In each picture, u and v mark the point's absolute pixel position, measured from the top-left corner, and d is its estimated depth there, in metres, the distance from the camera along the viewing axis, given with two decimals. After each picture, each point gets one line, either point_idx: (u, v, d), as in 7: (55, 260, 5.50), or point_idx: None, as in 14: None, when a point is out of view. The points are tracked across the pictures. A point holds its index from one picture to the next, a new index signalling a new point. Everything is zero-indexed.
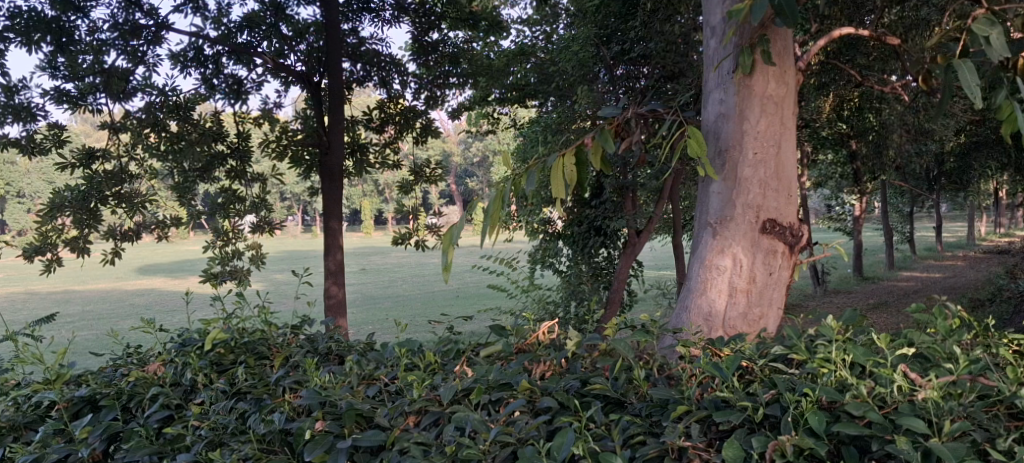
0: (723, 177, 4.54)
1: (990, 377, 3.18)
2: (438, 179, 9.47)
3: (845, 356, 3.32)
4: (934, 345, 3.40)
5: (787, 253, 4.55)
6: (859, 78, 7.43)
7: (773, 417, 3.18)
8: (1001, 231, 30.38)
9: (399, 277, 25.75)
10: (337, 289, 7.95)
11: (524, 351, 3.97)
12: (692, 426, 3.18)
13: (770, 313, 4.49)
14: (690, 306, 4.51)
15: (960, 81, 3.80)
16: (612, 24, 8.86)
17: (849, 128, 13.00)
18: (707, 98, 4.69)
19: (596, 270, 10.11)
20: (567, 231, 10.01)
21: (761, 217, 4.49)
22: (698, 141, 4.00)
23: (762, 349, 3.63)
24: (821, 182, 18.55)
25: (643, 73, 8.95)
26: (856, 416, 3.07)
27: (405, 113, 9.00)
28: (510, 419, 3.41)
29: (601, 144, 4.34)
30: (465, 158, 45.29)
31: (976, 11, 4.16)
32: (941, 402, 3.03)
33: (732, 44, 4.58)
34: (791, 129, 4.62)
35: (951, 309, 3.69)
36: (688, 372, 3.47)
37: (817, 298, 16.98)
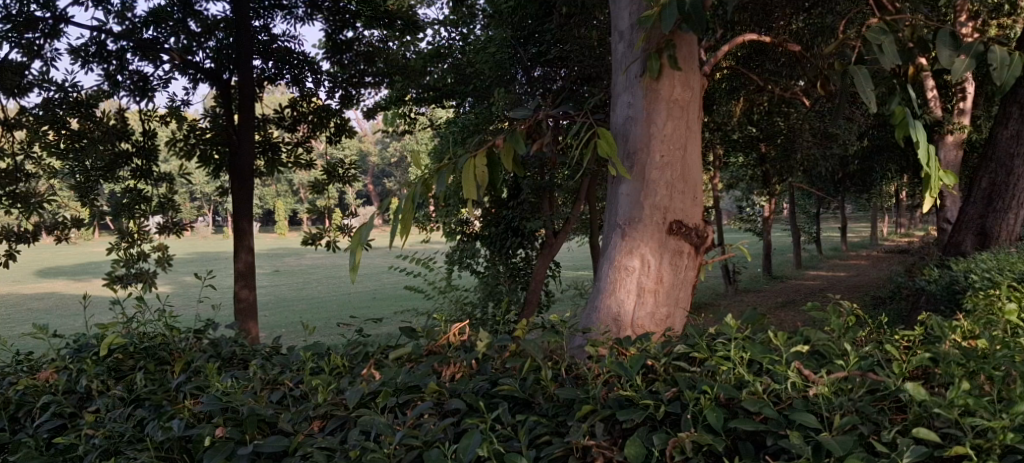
0: (632, 179, 4.61)
1: (878, 373, 3.30)
2: (352, 179, 9.38)
3: (743, 354, 3.42)
4: (829, 343, 3.53)
5: (693, 253, 4.65)
6: (765, 84, 7.64)
7: (674, 415, 3.25)
8: (902, 231, 31.55)
9: (314, 279, 25.41)
10: (247, 292, 7.84)
11: (435, 353, 3.96)
12: (596, 425, 3.22)
13: (676, 312, 4.57)
14: (600, 306, 4.57)
15: (857, 87, 3.94)
16: (530, 26, 8.96)
17: (759, 131, 13.34)
18: (615, 101, 4.75)
19: (513, 271, 10.14)
20: (484, 233, 10.03)
21: (668, 218, 4.58)
22: (609, 142, 4.05)
23: (667, 348, 3.71)
24: (732, 184, 18.97)
25: (560, 75, 9.02)
26: (752, 412, 3.15)
27: (319, 112, 8.94)
28: (417, 422, 3.39)
29: (512, 146, 4.36)
30: (382, 157, 45.03)
31: (870, 19, 4.32)
32: (831, 397, 3.13)
33: (640, 49, 4.65)
34: (696, 132, 4.72)
35: (846, 307, 3.83)
36: (594, 371, 3.52)
37: (730, 297, 17.36)
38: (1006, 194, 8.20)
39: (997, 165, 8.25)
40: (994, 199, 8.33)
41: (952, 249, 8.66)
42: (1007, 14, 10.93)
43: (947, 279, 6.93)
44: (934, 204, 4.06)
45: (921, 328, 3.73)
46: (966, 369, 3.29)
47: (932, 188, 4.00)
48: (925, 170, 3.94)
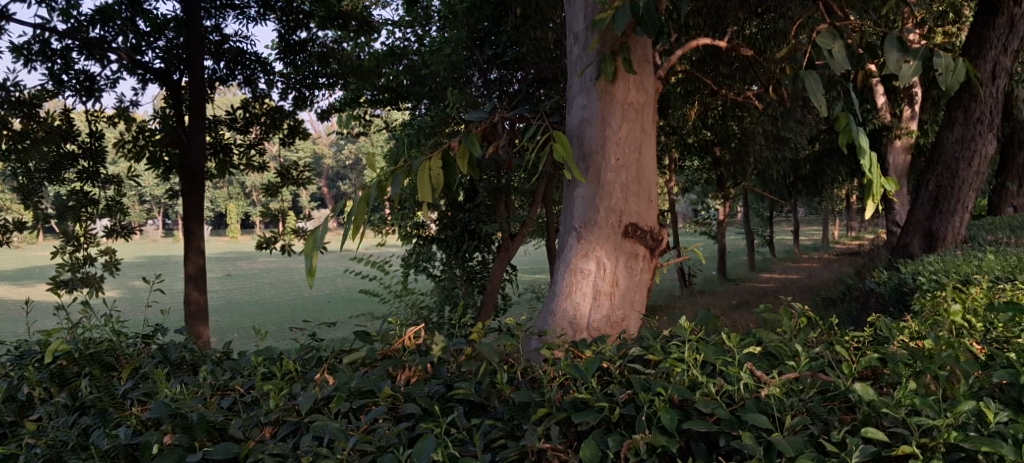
0: (587, 181, 4.61)
1: (828, 374, 3.33)
2: (307, 182, 9.28)
3: (697, 355, 3.44)
4: (780, 344, 3.57)
5: (648, 255, 4.66)
6: (716, 89, 7.73)
7: (629, 417, 3.25)
8: (851, 234, 32.04)
9: (268, 283, 25.12)
10: (199, 296, 7.72)
11: (389, 357, 3.91)
12: (551, 428, 3.21)
13: (632, 315, 4.58)
14: (556, 309, 4.56)
15: (807, 91, 3.99)
16: (485, 28, 8.97)
17: (712, 135, 13.46)
18: (570, 104, 4.75)
19: (470, 274, 10.11)
20: (440, 235, 9.98)
21: (623, 221, 4.59)
22: (564, 144, 4.05)
23: (622, 350, 3.72)
24: (687, 187, 19.12)
25: (517, 77, 9.01)
26: (705, 413, 3.17)
27: (271, 113, 8.84)
28: (371, 427, 3.35)
29: (468, 148, 4.34)
30: (337, 160, 44.69)
31: (819, 24, 4.37)
32: (783, 398, 3.16)
33: (595, 52, 4.66)
34: (650, 135, 4.74)
35: (797, 308, 3.87)
36: (550, 374, 3.51)
37: (685, 299, 17.48)
38: (952, 197, 8.36)
39: (943, 169, 8.41)
40: (940, 203, 8.48)
41: (901, 251, 8.80)
42: (952, 22, 11.17)
43: (896, 280, 7.04)
44: (875, 210, 4.12)
45: (871, 329, 3.78)
46: (913, 369, 3.34)
47: (872, 195, 4.06)
48: (867, 176, 4.00)
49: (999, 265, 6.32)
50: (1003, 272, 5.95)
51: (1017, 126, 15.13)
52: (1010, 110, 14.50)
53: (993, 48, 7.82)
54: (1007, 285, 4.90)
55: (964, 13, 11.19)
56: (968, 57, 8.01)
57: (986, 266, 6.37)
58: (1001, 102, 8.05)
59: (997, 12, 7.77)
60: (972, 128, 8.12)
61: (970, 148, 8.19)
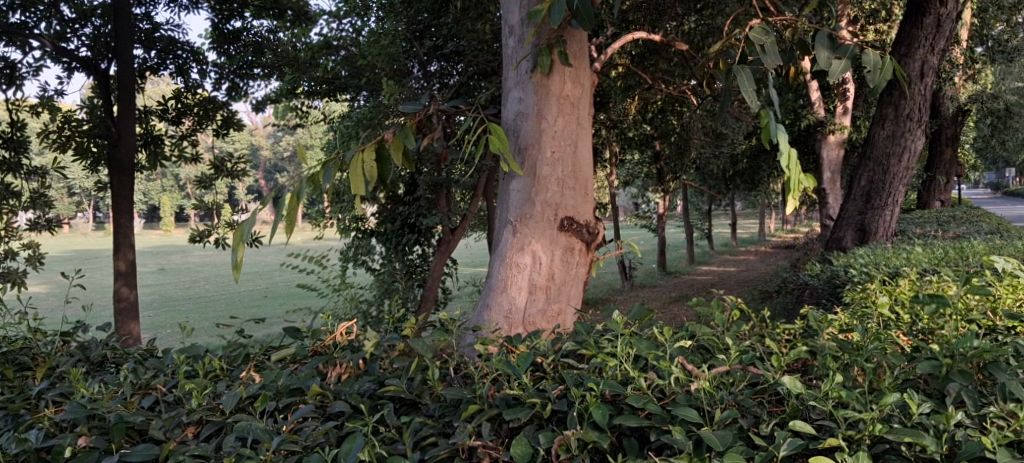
0: (523, 175, 4.57)
1: (759, 367, 3.35)
2: (241, 174, 9.08)
3: (629, 350, 3.44)
4: (712, 337, 3.60)
5: (584, 249, 4.65)
6: (652, 82, 7.75)
7: (561, 413, 3.22)
8: (787, 227, 32.61)
9: (202, 277, 24.68)
10: (128, 291, 7.50)
11: (319, 353, 3.84)
12: (483, 425, 3.18)
13: (567, 309, 4.57)
14: (491, 303, 4.52)
15: (738, 87, 4.02)
16: (425, 19, 8.79)
17: (652, 129, 13.52)
18: (506, 96, 4.71)
19: (410, 268, 9.99)
20: (380, 229, 9.82)
21: (559, 215, 4.56)
22: (500, 137, 3.99)
23: (556, 345, 3.70)
24: (627, 181, 19.22)
25: (457, 70, 8.95)
26: (637, 408, 3.16)
27: (204, 103, 8.60)
28: (298, 426, 3.29)
29: (402, 140, 4.27)
30: (274, 152, 44.06)
31: (753, 20, 4.41)
32: (712, 391, 3.17)
33: (530, 45, 4.62)
34: (586, 129, 4.73)
35: (729, 301, 3.89)
36: (482, 370, 3.47)
37: (625, 292, 17.56)
38: (883, 192, 8.53)
39: (874, 164, 8.55)
40: (872, 197, 8.63)
41: (834, 245, 8.94)
42: (883, 20, 11.39)
43: (828, 273, 7.11)
44: (792, 206, 4.19)
45: (802, 321, 3.81)
46: (840, 362, 3.37)
47: (790, 190, 4.11)
48: (786, 172, 4.05)
49: (927, 259, 6.43)
50: (931, 265, 6.05)
51: (946, 122, 15.49)
52: (938, 106, 14.84)
53: (921, 46, 7.96)
54: (936, 278, 4.98)
55: (895, 11, 11.40)
56: (897, 55, 8.15)
57: (914, 259, 6.48)
58: (929, 99, 8.20)
59: (924, 11, 7.91)
60: (902, 125, 8.27)
61: (901, 144, 8.33)
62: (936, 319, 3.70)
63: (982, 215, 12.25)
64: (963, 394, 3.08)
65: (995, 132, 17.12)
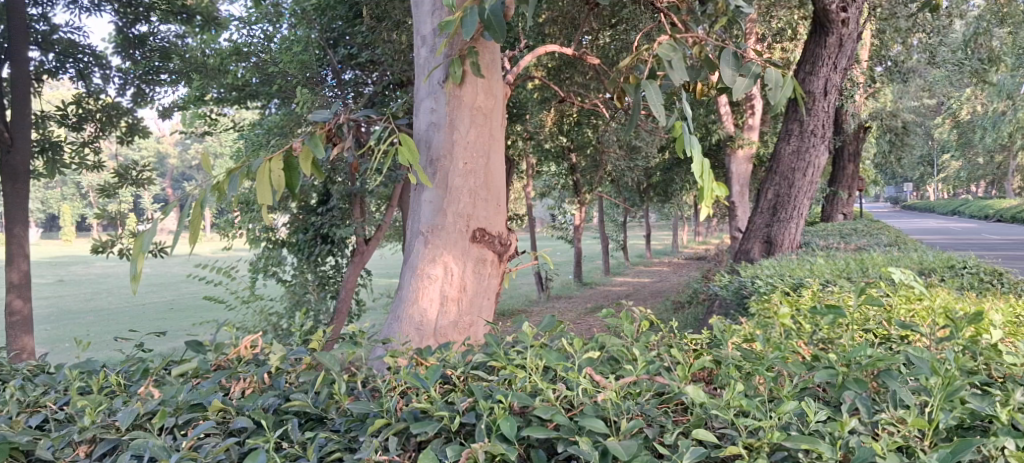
0: (435, 186, 4.54)
1: (665, 377, 3.39)
2: (147, 182, 8.80)
3: (538, 362, 3.45)
4: (621, 348, 3.63)
5: (496, 261, 4.64)
6: (565, 95, 7.80)
7: (469, 426, 3.19)
8: (698, 239, 33.29)
9: (103, 289, 23.90)
10: (21, 304, 7.22)
11: (222, 368, 3.73)
12: (389, 440, 3.14)
13: (478, 321, 4.55)
14: (401, 315, 4.46)
15: (647, 101, 4.08)
16: (339, 28, 8.75)
17: (568, 141, 13.62)
18: (417, 107, 4.67)
19: (322, 279, 9.83)
20: (291, 239, 9.64)
21: (471, 226, 4.54)
22: (411, 148, 3.94)
23: (466, 357, 3.67)
24: (544, 193, 19.33)
25: (372, 80, 8.89)
26: (545, 420, 3.16)
27: (106, 110, 8.34)
28: (197, 443, 3.19)
29: (311, 149, 4.18)
30: (182, 159, 43.00)
31: (662, 35, 4.48)
32: (619, 402, 3.18)
33: (442, 55, 4.60)
34: (498, 140, 4.72)
35: (638, 313, 3.92)
36: (389, 383, 3.42)
37: (540, 303, 17.64)
38: (789, 205, 8.77)
39: (780, 178, 8.76)
40: (778, 210, 8.87)
41: (741, 256, 9.16)
42: (789, 38, 11.71)
43: (736, 284, 7.24)
44: (708, 215, 4.18)
45: (708, 332, 3.87)
46: (743, 371, 3.43)
47: (705, 199, 4.12)
48: (700, 183, 4.06)
49: (828, 270, 6.60)
50: (832, 277, 6.22)
51: (848, 138, 16.03)
52: (841, 122, 15.34)
53: (824, 65, 8.21)
54: (836, 289, 5.12)
55: (801, 30, 11.73)
56: (801, 73, 8.37)
57: (816, 271, 6.67)
58: (832, 116, 8.47)
59: (827, 31, 8.09)
60: (806, 140, 8.52)
61: (805, 160, 8.57)
62: (834, 329, 3.81)
63: (882, 228, 12.68)
64: (858, 402, 3.14)
65: (893, 148, 17.79)
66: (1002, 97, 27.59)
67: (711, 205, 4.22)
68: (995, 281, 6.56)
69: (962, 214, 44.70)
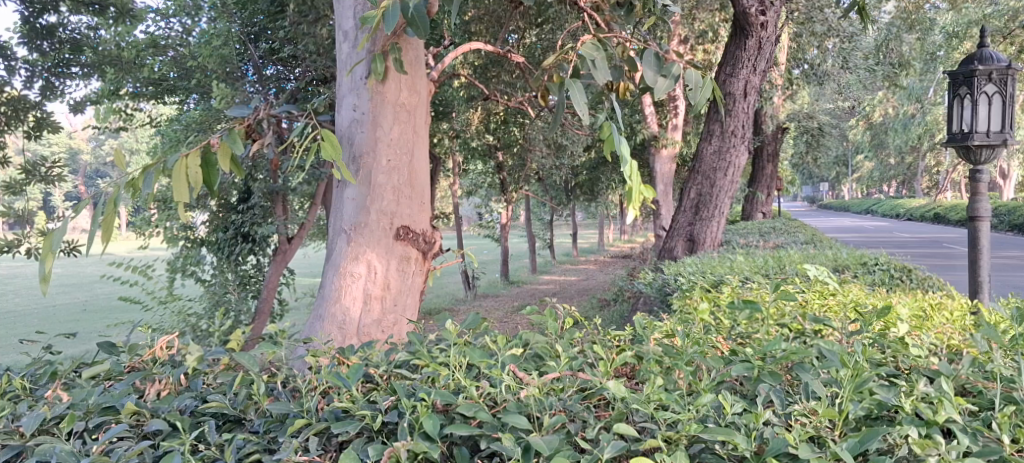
0: (358, 183, 4.48)
1: (587, 372, 3.42)
2: (56, 179, 8.51)
3: (462, 359, 3.44)
4: (545, 344, 3.64)
5: (419, 259, 4.61)
6: (490, 92, 7.80)
7: (391, 424, 3.16)
8: (625, 237, 33.67)
9: (12, 291, 23.01)
10: None
11: (136, 369, 3.63)
12: (310, 440, 3.09)
13: (402, 319, 4.51)
14: (324, 314, 4.40)
15: (570, 100, 4.09)
16: (261, 22, 8.65)
17: (494, 138, 13.63)
18: (339, 103, 4.61)
19: (244, 279, 9.64)
20: (211, 238, 9.43)
21: (395, 224, 4.50)
22: (333, 144, 3.87)
23: (389, 355, 3.64)
24: (471, 191, 19.31)
25: (294, 74, 8.85)
26: (468, 417, 3.15)
27: (13, 103, 8.08)
28: (109, 447, 3.11)
29: (230, 145, 4.08)
30: (96, 156, 41.75)
31: (586, 35, 4.50)
32: (542, 398, 3.19)
33: (365, 50, 4.55)
34: (422, 137, 4.70)
35: (562, 310, 3.94)
36: (310, 383, 3.37)
37: (468, 302, 17.61)
38: (710, 204, 8.92)
39: (702, 178, 8.90)
40: (700, 208, 9.02)
41: (665, 255, 9.29)
42: (710, 40, 11.91)
43: (660, 281, 7.33)
44: (635, 216, 4.19)
45: (631, 328, 3.92)
46: (663, 365, 3.49)
47: (633, 201, 4.13)
48: (630, 184, 4.06)
49: (747, 268, 6.74)
50: (751, 274, 6.35)
51: (768, 138, 16.39)
52: (761, 123, 15.68)
53: (744, 67, 8.36)
54: (755, 286, 5.23)
55: (721, 33, 11.94)
56: (722, 74, 8.51)
57: (736, 268, 6.80)
58: (752, 117, 8.63)
59: (747, 34, 8.23)
60: (727, 140, 8.66)
61: (726, 160, 8.73)
62: (752, 324, 3.88)
63: (800, 226, 13.00)
64: (773, 394, 3.21)
65: (811, 149, 18.27)
66: (912, 99, 28.55)
67: (638, 207, 4.23)
68: (904, 278, 6.78)
69: (876, 213, 46.15)
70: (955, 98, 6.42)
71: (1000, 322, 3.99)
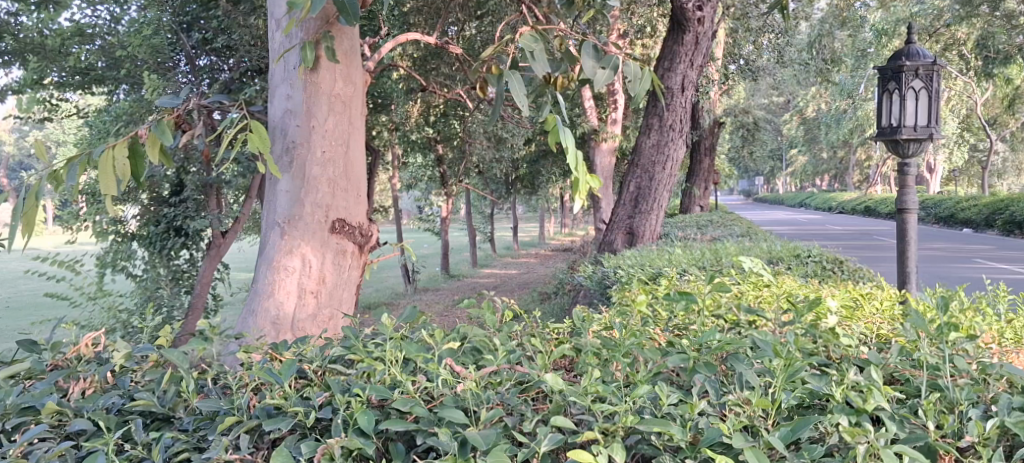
0: (291, 175, 4.39)
1: (524, 366, 3.40)
2: None
3: (398, 354, 3.39)
4: (483, 338, 3.62)
5: (355, 253, 4.55)
6: (429, 85, 7.74)
7: (325, 420, 3.11)
8: (564, 230, 33.83)
9: None
10: None
11: (59, 367, 3.51)
12: (241, 437, 3.02)
13: (338, 313, 4.44)
14: (257, 310, 4.31)
15: (511, 91, 4.06)
16: (193, 11, 8.46)
17: (434, 132, 13.56)
18: (271, 93, 4.51)
19: (176, 273, 9.43)
20: (142, 232, 9.20)
21: (330, 216, 4.43)
22: (266, 136, 3.78)
23: (323, 350, 3.58)
24: (410, 184, 19.20)
25: (229, 65, 8.63)
26: (404, 412, 3.11)
27: None
28: (28, 449, 3.01)
29: (158, 136, 3.96)
30: (21, 148, 40.56)
31: (524, 27, 4.48)
32: (479, 392, 3.16)
33: (298, 38, 4.46)
34: (358, 128, 4.63)
35: (500, 303, 3.92)
36: (241, 380, 3.29)
37: (408, 295, 17.50)
38: (649, 197, 8.98)
39: (641, 171, 8.95)
40: (639, 201, 9.06)
41: (605, 248, 9.33)
42: (649, 35, 11.98)
43: (599, 274, 7.35)
44: (583, 207, 4.17)
45: (569, 321, 3.92)
46: (601, 358, 3.49)
47: (580, 191, 4.10)
48: (575, 174, 4.03)
49: (684, 260, 6.80)
50: (688, 266, 6.40)
51: (705, 132, 16.59)
52: (698, 117, 15.85)
53: (682, 61, 8.42)
54: (692, 279, 5.27)
55: (659, 27, 12.03)
56: (660, 68, 8.57)
57: (674, 260, 6.86)
58: (689, 111, 8.71)
59: (685, 29, 8.31)
60: (665, 134, 8.72)
61: (665, 153, 8.79)
62: (689, 316, 3.92)
63: (736, 220, 13.17)
64: (707, 384, 3.22)
65: (747, 143, 18.55)
66: (844, 94, 29.15)
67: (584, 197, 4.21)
68: (835, 269, 6.90)
69: (809, 205, 47.13)
70: (884, 93, 6.54)
71: (927, 313, 4.06)
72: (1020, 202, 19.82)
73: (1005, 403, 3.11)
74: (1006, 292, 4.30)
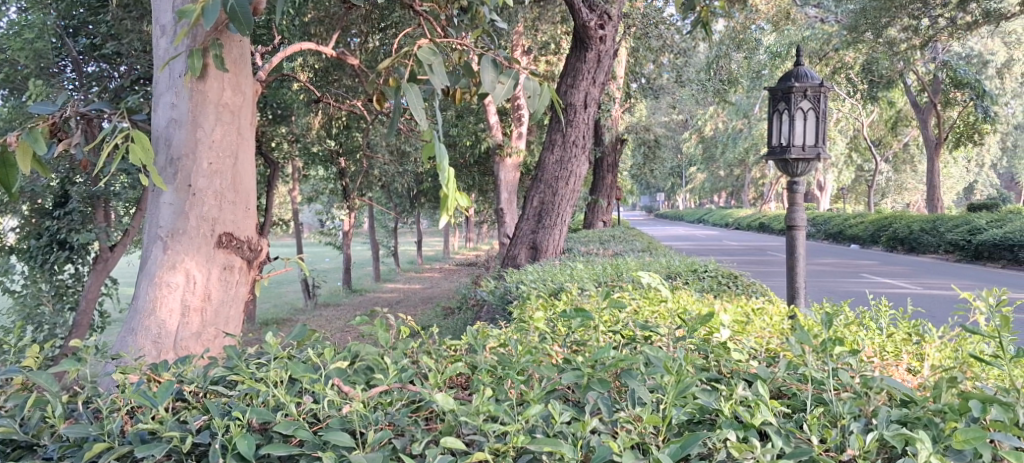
0: (175, 188, 4.22)
1: (417, 385, 3.32)
2: None
3: (283, 374, 3.26)
4: (375, 357, 3.52)
5: (244, 268, 4.40)
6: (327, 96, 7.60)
7: (202, 445, 2.99)
8: (469, 245, 33.80)
9: None
10: None
11: None
12: None
13: (224, 331, 4.28)
14: (137, 328, 4.11)
15: (408, 105, 3.97)
16: (80, 15, 8.16)
17: (335, 144, 13.36)
18: (155, 102, 4.33)
19: (58, 289, 8.99)
20: (22, 246, 8.78)
21: (217, 230, 4.27)
22: (147, 147, 3.63)
23: (204, 371, 3.43)
24: (313, 197, 18.89)
25: (119, 71, 8.28)
26: (287, 436, 3.00)
27: None
28: None
29: (29, 145, 3.75)
30: None
31: (421, 39, 4.40)
32: (366, 413, 3.06)
33: (184, 46, 4.30)
34: (247, 140, 4.48)
35: (394, 320, 3.82)
36: (114, 404, 3.13)
37: (308, 311, 17.15)
38: (552, 212, 8.98)
39: (545, 186, 8.96)
40: (542, 216, 9.04)
41: (508, 262, 9.29)
42: (552, 51, 12.06)
43: (501, 290, 7.31)
44: (449, 224, 4.08)
45: (465, 338, 3.85)
46: (495, 376, 3.44)
47: (447, 208, 4.01)
48: (443, 191, 3.95)
49: (585, 275, 6.82)
50: (588, 281, 6.43)
51: (607, 149, 16.80)
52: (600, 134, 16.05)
53: (584, 79, 8.50)
54: (591, 294, 5.27)
55: (562, 44, 12.13)
56: (563, 86, 8.64)
57: (575, 275, 6.88)
58: (592, 128, 8.77)
59: (587, 46, 8.36)
60: (569, 150, 8.76)
61: (567, 169, 8.84)
62: (586, 331, 3.90)
63: (636, 235, 13.35)
64: (600, 402, 3.20)
65: (647, 160, 18.88)
66: (739, 114, 30.00)
67: (451, 216, 4.14)
68: (729, 284, 7.02)
69: (707, 222, 48.28)
70: (775, 113, 6.70)
71: (813, 327, 4.14)
72: (902, 220, 20.69)
73: (884, 416, 3.17)
74: (888, 307, 4.40)
